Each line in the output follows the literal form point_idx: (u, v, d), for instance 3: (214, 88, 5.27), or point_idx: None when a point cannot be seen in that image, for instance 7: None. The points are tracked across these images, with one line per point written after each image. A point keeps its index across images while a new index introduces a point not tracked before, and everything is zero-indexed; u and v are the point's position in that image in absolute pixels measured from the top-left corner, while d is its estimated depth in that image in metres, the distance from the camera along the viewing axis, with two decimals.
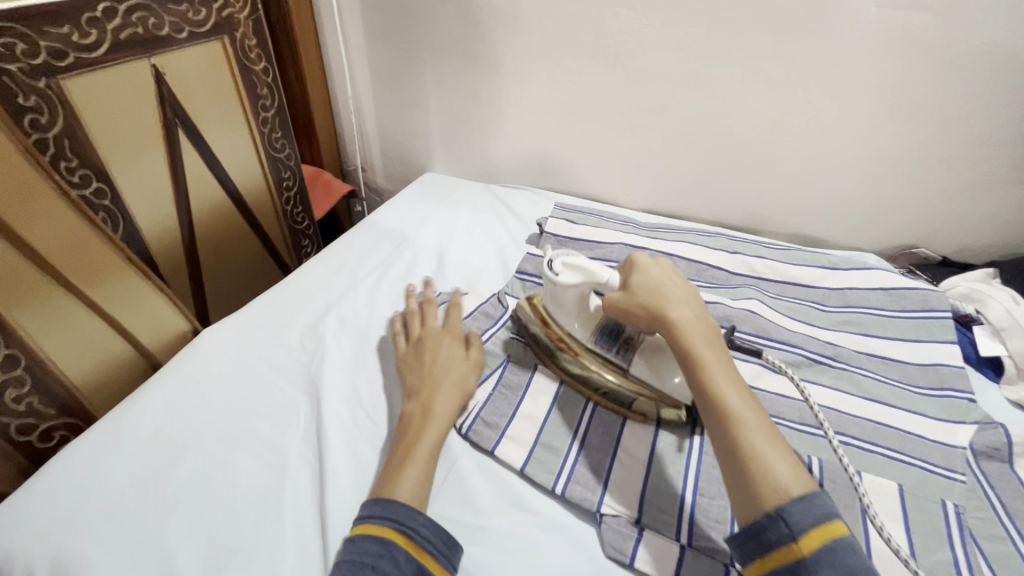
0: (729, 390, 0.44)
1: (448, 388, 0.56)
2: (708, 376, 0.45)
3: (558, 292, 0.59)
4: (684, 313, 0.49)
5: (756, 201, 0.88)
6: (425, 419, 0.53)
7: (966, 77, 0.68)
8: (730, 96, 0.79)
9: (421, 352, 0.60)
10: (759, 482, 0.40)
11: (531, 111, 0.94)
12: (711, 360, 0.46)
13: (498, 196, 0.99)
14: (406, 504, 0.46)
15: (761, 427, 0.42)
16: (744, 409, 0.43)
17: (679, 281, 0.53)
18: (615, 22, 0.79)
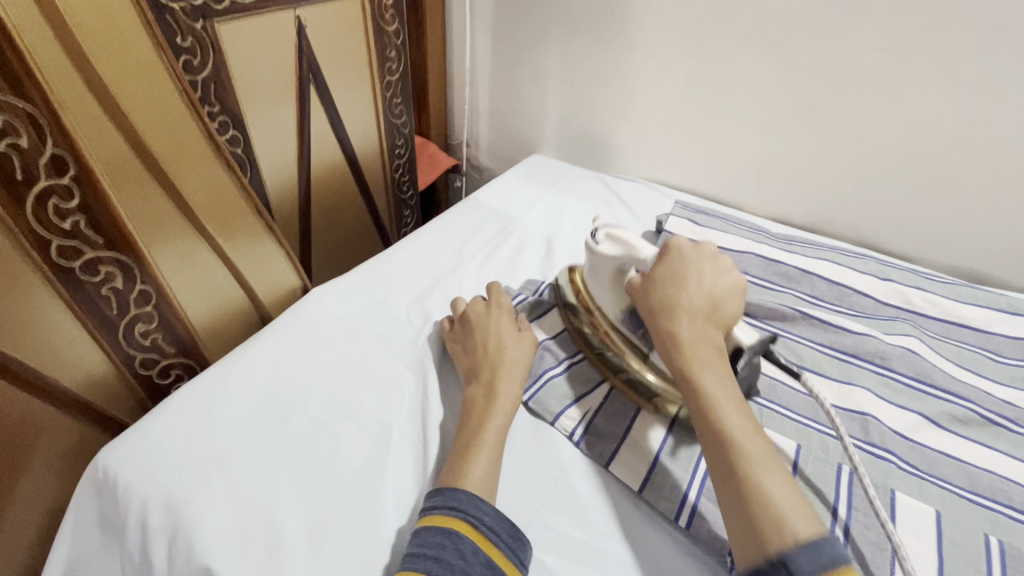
0: (732, 416, 0.43)
1: (509, 371, 0.54)
2: (709, 401, 0.44)
3: (595, 262, 0.57)
4: (696, 335, 0.47)
5: (915, 223, 0.77)
6: (489, 403, 0.51)
7: None
8: (909, 99, 0.69)
9: (470, 329, 0.59)
10: (772, 524, 0.37)
11: (661, 98, 0.87)
12: (714, 388, 0.44)
13: (610, 186, 0.93)
14: (469, 492, 0.44)
15: (767, 461, 0.40)
16: (747, 440, 0.41)
17: (712, 280, 0.50)
18: (781, 6, 0.71)
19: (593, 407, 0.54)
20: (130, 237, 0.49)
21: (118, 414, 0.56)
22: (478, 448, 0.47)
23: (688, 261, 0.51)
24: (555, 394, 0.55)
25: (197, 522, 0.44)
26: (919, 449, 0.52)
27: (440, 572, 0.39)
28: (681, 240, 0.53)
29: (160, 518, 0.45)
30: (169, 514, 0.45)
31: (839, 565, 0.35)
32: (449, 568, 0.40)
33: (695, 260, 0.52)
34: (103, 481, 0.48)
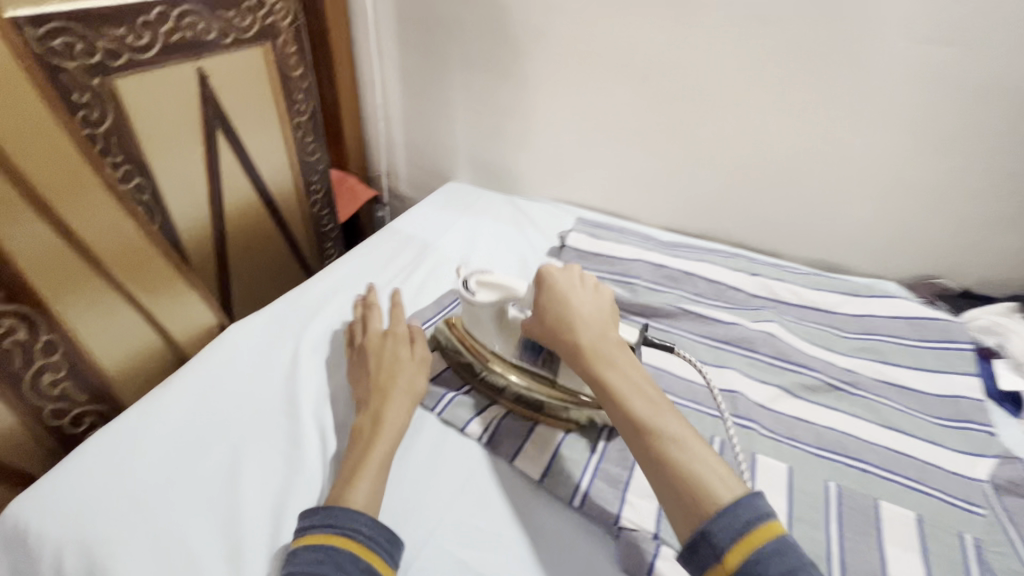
0: (639, 402, 0.47)
1: (398, 399, 0.56)
2: (612, 386, 0.48)
3: (477, 310, 0.60)
4: (595, 337, 0.51)
5: (776, 226, 0.88)
6: (376, 428, 0.53)
7: (988, 108, 0.67)
8: (754, 122, 0.80)
9: (365, 357, 0.61)
10: (693, 497, 0.41)
11: (556, 127, 0.96)
12: (623, 381, 0.48)
13: (520, 208, 1.01)
14: (345, 508, 0.46)
15: (679, 435, 0.44)
16: (661, 420, 0.45)
17: (580, 293, 0.55)
18: (644, 43, 0.81)
19: (499, 413, 0.60)
20: (31, 287, 0.51)
21: (28, 466, 0.56)
22: (366, 466, 0.50)
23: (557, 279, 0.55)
24: (464, 404, 0.60)
25: (113, 557, 0.45)
26: (778, 415, 0.61)
27: None
28: (550, 267, 0.56)
29: (75, 560, 0.46)
30: (84, 556, 0.46)
31: (761, 523, 0.39)
32: None
33: (566, 279, 0.56)
34: (16, 533, 0.48)
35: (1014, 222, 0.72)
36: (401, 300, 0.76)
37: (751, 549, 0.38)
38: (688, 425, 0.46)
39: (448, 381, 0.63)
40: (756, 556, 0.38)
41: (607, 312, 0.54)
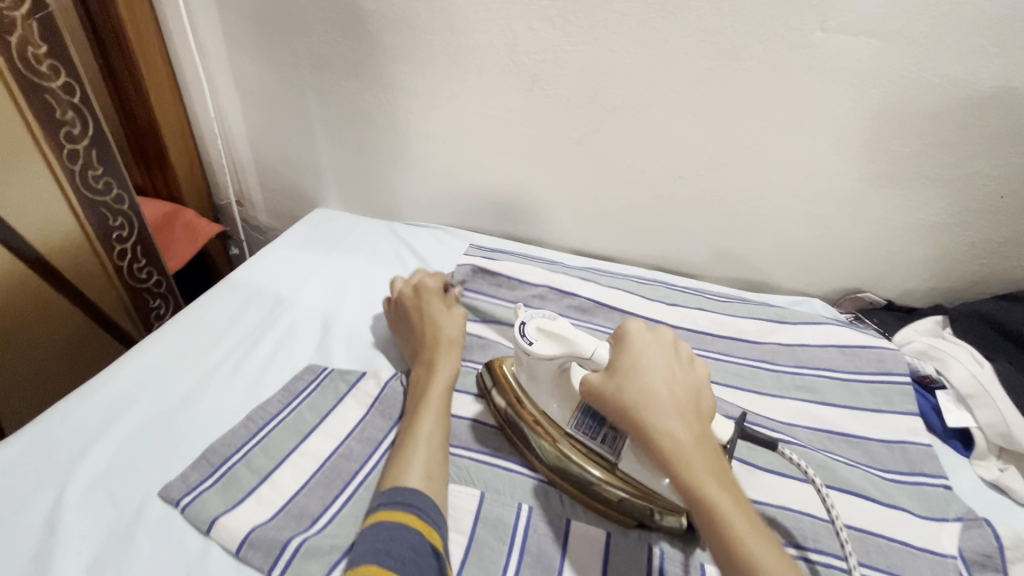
0: (753, 536, 0.36)
1: (445, 345, 0.58)
2: (718, 510, 0.37)
3: (533, 364, 0.50)
4: (686, 437, 0.40)
5: (694, 244, 0.78)
6: (430, 375, 0.55)
7: (911, 110, 0.60)
8: (663, 129, 0.68)
9: (409, 314, 0.62)
10: None
11: (436, 139, 0.79)
12: (727, 503, 0.37)
13: (401, 237, 0.83)
14: (413, 486, 0.44)
15: (785, 575, 0.35)
16: (773, 565, 0.35)
17: (681, 378, 0.43)
18: (530, 37, 0.66)
19: None
20: None
21: None
22: (421, 412, 0.50)
23: (647, 342, 0.45)
24: (317, 551, 0.43)
25: None
26: None
27: (390, 562, 0.38)
28: (636, 328, 0.45)
29: None
30: None
31: None
32: (400, 560, 0.39)
33: (658, 350, 0.44)
34: None
35: (939, 229, 0.66)
36: (235, 390, 0.56)
37: None
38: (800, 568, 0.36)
39: (299, 512, 0.46)
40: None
41: (705, 394, 0.44)
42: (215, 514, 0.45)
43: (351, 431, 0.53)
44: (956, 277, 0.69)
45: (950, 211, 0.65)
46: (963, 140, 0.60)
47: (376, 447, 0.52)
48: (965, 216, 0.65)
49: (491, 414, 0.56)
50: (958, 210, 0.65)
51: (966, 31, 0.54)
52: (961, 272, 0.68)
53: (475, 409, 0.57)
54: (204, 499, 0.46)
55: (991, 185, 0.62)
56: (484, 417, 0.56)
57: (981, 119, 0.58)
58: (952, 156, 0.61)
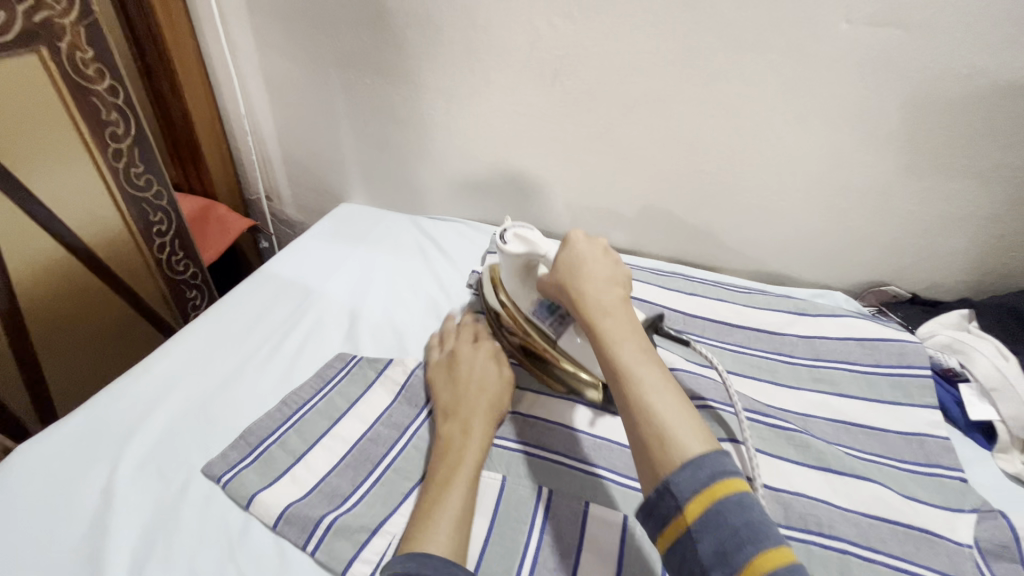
0: (629, 351, 0.44)
1: (484, 407, 0.54)
2: (606, 339, 0.45)
3: (503, 260, 0.58)
4: (593, 289, 0.49)
5: (713, 237, 0.78)
6: (465, 440, 0.51)
7: (937, 100, 0.59)
8: (683, 123, 0.69)
9: (451, 368, 0.58)
10: (660, 445, 0.38)
11: (458, 135, 0.81)
12: (614, 333, 0.45)
13: (424, 230, 0.85)
14: (443, 558, 0.39)
15: (658, 385, 0.41)
16: (641, 371, 0.42)
17: (604, 257, 0.53)
18: (550, 33, 0.67)
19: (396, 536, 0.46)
20: None
21: None
22: (452, 482, 0.46)
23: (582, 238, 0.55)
24: (347, 529, 0.45)
25: None
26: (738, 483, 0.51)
27: None
28: (577, 233, 0.55)
29: None
30: None
31: (719, 477, 0.36)
32: None
33: (595, 240, 0.54)
34: None
35: (966, 221, 0.65)
36: (270, 377, 0.59)
37: (713, 500, 0.35)
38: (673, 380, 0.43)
39: (330, 492, 0.48)
40: (709, 510, 0.35)
41: (624, 270, 0.53)
42: (252, 491, 0.48)
43: (377, 417, 0.56)
44: (983, 270, 0.68)
45: (977, 203, 0.64)
46: (990, 132, 0.59)
47: (403, 432, 0.54)
48: (993, 208, 0.64)
49: (512, 402, 0.58)
50: (985, 202, 0.64)
51: (994, 20, 0.53)
52: (989, 265, 0.67)
53: None
54: (243, 477, 0.49)
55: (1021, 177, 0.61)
56: None
57: (1011, 110, 0.57)
58: (980, 147, 0.60)
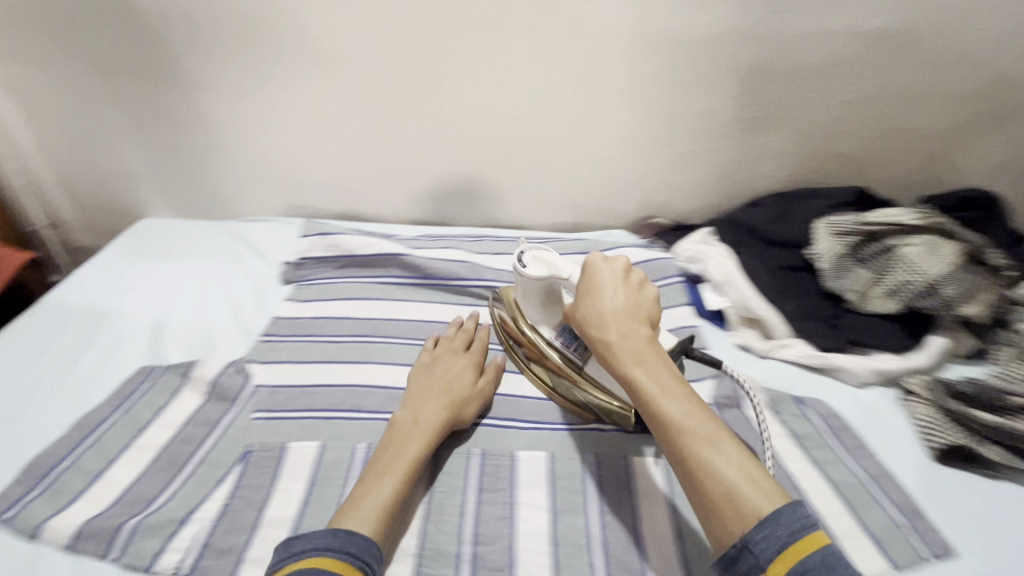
0: (669, 402, 0.42)
1: (430, 404, 0.54)
2: (645, 393, 0.43)
3: (524, 285, 0.58)
4: (619, 331, 0.47)
5: (514, 200, 0.87)
6: (414, 429, 0.52)
7: (649, 58, 0.71)
8: (457, 97, 0.75)
9: (427, 371, 0.59)
10: (731, 505, 0.38)
11: (251, 132, 0.80)
12: (649, 382, 0.44)
13: (235, 233, 0.83)
14: (300, 535, 0.42)
15: (714, 436, 0.40)
16: (692, 425, 0.41)
17: (629, 288, 0.50)
18: (313, 23, 0.69)
19: (208, 519, 0.47)
20: None
21: None
22: (379, 473, 0.47)
23: (600, 267, 0.51)
24: (154, 527, 0.45)
25: None
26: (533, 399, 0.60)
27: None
28: (596, 255, 0.52)
29: None
30: None
31: (799, 535, 0.36)
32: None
33: (611, 269, 0.51)
34: None
35: (696, 156, 0.80)
36: (57, 407, 0.56)
37: (798, 559, 0.35)
38: (722, 426, 0.42)
39: (134, 498, 0.48)
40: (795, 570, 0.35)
41: (649, 301, 0.50)
42: (39, 519, 0.46)
43: (185, 419, 0.55)
44: (718, 194, 0.84)
45: (700, 140, 0.79)
46: (692, 81, 0.73)
47: (214, 427, 0.55)
48: (711, 143, 0.79)
49: (329, 377, 0.61)
50: (705, 139, 0.78)
51: None
52: (720, 189, 0.83)
53: (309, 375, 0.61)
54: (27, 510, 0.46)
55: (724, 115, 0.76)
56: (321, 381, 0.60)
57: (704, 61, 0.71)
58: (689, 93, 0.74)
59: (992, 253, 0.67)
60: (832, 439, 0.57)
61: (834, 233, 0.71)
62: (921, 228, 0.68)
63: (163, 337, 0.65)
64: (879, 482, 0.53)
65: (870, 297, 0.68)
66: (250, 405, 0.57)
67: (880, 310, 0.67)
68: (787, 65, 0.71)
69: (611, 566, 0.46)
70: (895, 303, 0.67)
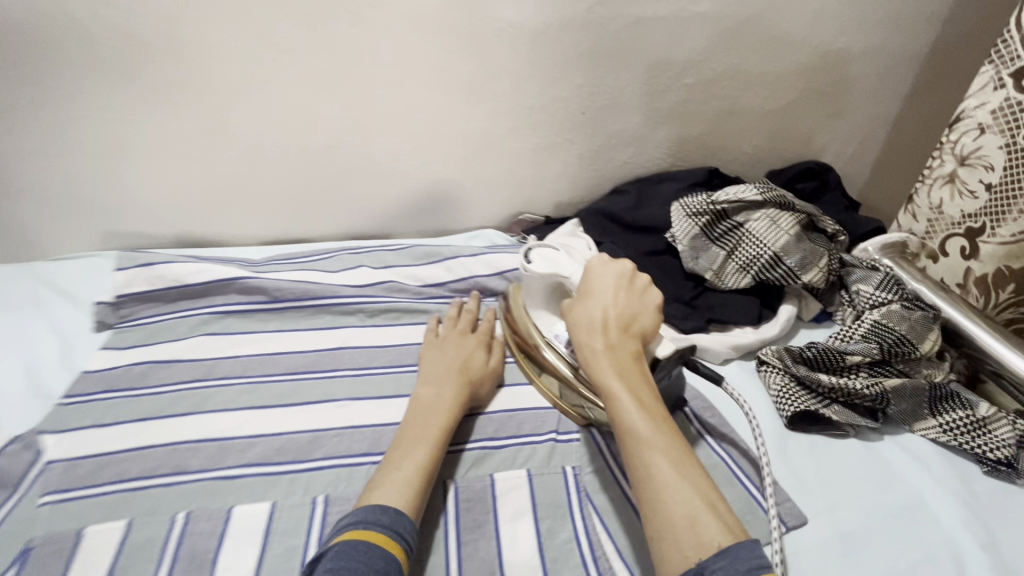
0: (639, 418, 0.43)
1: (455, 379, 0.57)
2: (616, 404, 0.44)
3: (530, 280, 0.59)
4: (607, 338, 0.48)
5: (375, 207, 0.81)
6: (429, 410, 0.53)
7: (493, 51, 0.68)
8: (290, 102, 0.68)
9: (442, 351, 0.61)
10: (690, 524, 0.38)
11: (42, 155, 0.68)
12: (623, 393, 0.44)
13: (36, 276, 0.70)
14: (388, 503, 0.44)
15: (679, 459, 0.41)
16: (655, 444, 0.41)
17: (625, 298, 0.51)
18: (96, 24, 0.59)
19: None
20: None
21: None
22: (383, 470, 0.47)
23: (602, 270, 0.53)
24: None
25: None
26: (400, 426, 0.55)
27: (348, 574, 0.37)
28: (601, 257, 0.54)
29: None
30: None
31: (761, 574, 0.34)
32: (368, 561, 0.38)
33: (614, 274, 0.52)
34: None
35: (557, 149, 0.79)
36: None
37: None
38: (689, 451, 0.42)
39: None
40: None
41: (646, 316, 0.51)
42: None
43: None
44: (584, 185, 0.84)
45: (558, 132, 0.77)
46: (541, 73, 0.71)
47: None
48: (570, 135, 0.78)
49: (149, 436, 0.52)
50: (563, 131, 0.77)
51: None
52: (585, 180, 0.83)
53: (119, 438, 0.51)
54: None
55: (575, 105, 0.75)
56: (138, 442, 0.51)
57: (546, 52, 0.69)
58: (541, 84, 0.72)
59: (825, 222, 0.72)
60: (693, 418, 0.58)
61: (687, 215, 0.72)
62: (764, 202, 0.71)
63: None
64: (738, 461, 0.54)
65: (726, 274, 0.70)
66: (39, 487, 0.47)
67: (735, 286, 0.70)
68: (631, 52, 0.71)
69: None
70: (749, 278, 0.69)
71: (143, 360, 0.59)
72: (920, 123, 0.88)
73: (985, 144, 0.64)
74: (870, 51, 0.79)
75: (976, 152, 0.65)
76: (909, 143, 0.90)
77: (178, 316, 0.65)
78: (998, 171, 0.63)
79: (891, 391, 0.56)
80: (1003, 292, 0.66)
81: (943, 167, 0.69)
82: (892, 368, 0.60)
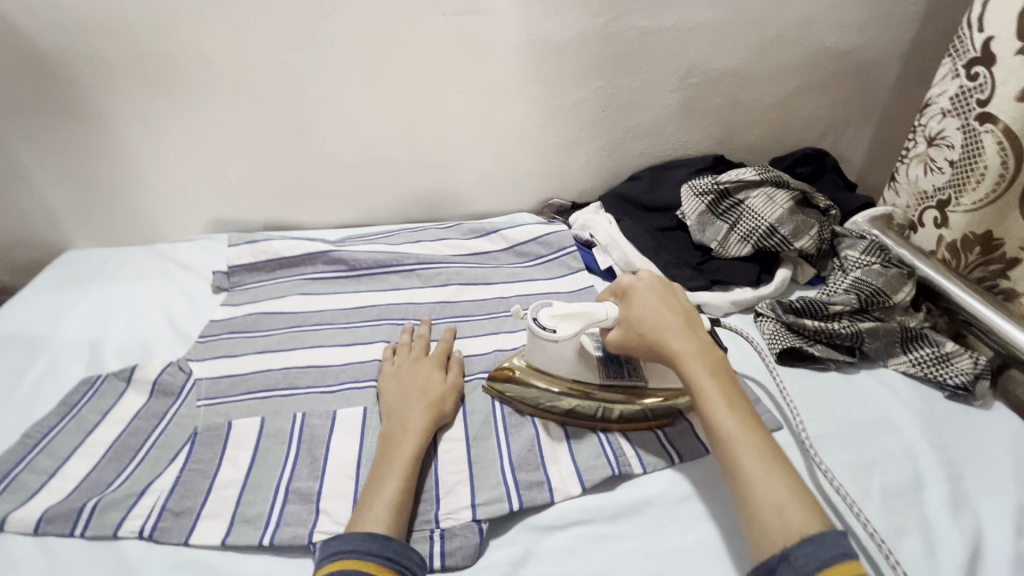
0: (728, 416, 0.48)
1: (415, 406, 0.58)
2: (707, 404, 0.50)
3: (557, 348, 0.58)
4: (681, 345, 0.54)
5: (428, 195, 0.96)
6: (403, 434, 0.55)
7: (526, 62, 0.82)
8: (361, 108, 0.84)
9: (400, 378, 0.63)
10: (780, 513, 0.43)
11: (170, 158, 0.86)
12: (711, 395, 0.50)
13: (164, 253, 0.88)
14: (374, 532, 0.47)
15: (766, 453, 0.46)
16: (745, 438, 0.47)
17: (674, 312, 0.56)
18: (218, 53, 0.76)
19: (164, 490, 0.53)
20: None
21: None
22: (384, 477, 0.51)
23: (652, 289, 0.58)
24: (116, 501, 0.52)
25: None
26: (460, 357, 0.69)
27: None
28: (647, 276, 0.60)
29: None
30: None
31: (844, 560, 0.40)
32: None
33: (659, 293, 0.58)
34: None
35: (582, 142, 0.92)
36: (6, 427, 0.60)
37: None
38: (773, 443, 0.48)
39: (93, 484, 0.54)
40: None
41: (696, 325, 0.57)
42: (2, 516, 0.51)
43: (132, 417, 0.60)
44: (606, 172, 0.97)
45: (582, 128, 0.91)
46: (566, 78, 0.85)
47: (162, 418, 0.60)
48: (592, 129, 0.91)
49: (266, 364, 0.67)
50: (585, 126, 0.90)
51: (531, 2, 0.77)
52: (607, 168, 0.96)
53: (244, 364, 0.67)
54: None
55: (595, 104, 0.88)
56: (259, 367, 0.67)
57: (569, 61, 0.83)
58: (565, 88, 0.86)
59: (817, 198, 0.83)
60: None
61: (694, 195, 0.84)
62: (761, 182, 0.82)
63: (100, 354, 0.70)
64: None
65: (729, 244, 0.82)
66: (193, 396, 0.63)
67: (738, 254, 0.81)
68: (642, 58, 0.84)
69: (516, 464, 0.57)
70: (749, 247, 0.81)
71: (254, 312, 0.76)
72: (910, 109, 0.97)
73: (946, 127, 0.74)
74: (858, 47, 0.89)
75: (940, 133, 0.76)
76: (902, 128, 0.99)
77: (277, 281, 0.81)
78: (956, 149, 0.73)
79: (865, 332, 0.67)
80: (971, 253, 0.76)
81: (918, 148, 0.80)
82: (870, 316, 0.71)
